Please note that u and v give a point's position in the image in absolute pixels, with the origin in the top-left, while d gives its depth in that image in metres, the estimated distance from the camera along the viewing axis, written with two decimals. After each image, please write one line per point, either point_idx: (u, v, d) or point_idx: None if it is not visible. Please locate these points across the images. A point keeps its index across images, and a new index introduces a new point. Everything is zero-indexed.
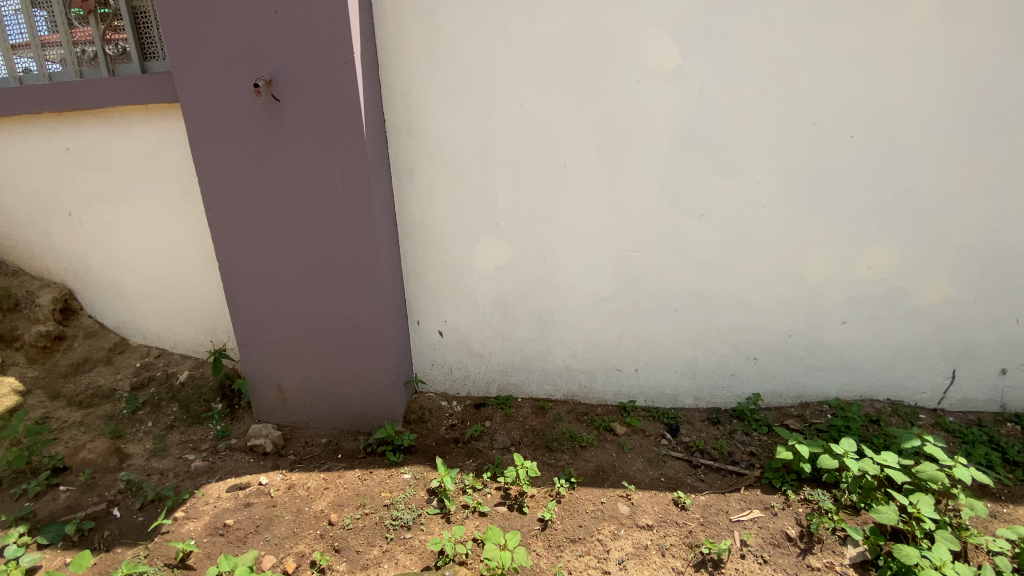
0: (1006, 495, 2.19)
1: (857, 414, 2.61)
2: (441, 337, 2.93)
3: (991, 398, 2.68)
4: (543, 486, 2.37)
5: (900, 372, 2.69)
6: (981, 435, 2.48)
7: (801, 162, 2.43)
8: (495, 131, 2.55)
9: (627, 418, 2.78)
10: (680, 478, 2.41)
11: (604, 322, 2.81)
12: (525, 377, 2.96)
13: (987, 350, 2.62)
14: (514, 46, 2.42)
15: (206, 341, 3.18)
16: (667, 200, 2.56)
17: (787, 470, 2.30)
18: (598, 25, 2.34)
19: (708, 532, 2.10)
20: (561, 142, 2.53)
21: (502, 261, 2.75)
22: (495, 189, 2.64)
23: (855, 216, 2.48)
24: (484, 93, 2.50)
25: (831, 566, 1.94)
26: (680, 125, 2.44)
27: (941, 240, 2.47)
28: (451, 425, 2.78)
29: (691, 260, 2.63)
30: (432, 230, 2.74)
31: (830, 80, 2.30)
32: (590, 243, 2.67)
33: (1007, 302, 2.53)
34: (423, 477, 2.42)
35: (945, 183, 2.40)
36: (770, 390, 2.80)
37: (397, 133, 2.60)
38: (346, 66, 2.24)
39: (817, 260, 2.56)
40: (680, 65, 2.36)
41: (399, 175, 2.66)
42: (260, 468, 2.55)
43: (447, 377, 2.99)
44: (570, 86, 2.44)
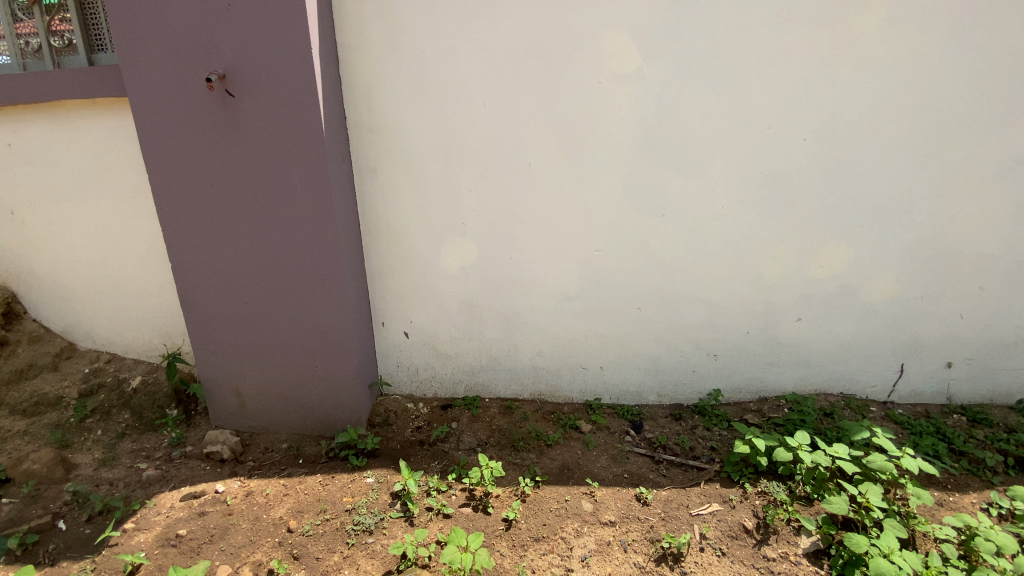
0: (952, 483, 2.28)
1: (812, 408, 2.69)
2: (406, 338, 2.90)
3: (937, 390, 2.80)
4: (508, 486, 2.36)
5: (852, 367, 2.79)
6: (928, 426, 2.59)
7: (757, 164, 2.49)
8: (459, 130, 2.54)
9: (593, 416, 2.80)
10: (643, 473, 2.44)
11: (570, 321, 2.82)
12: (492, 377, 2.95)
13: (934, 345, 2.73)
14: (477, 45, 2.41)
15: (159, 345, 3.06)
16: (630, 200, 2.59)
17: (745, 463, 2.36)
18: (560, 25, 2.35)
19: (669, 527, 2.14)
20: (524, 142, 2.53)
21: (468, 261, 2.74)
22: (460, 188, 2.63)
23: (809, 216, 2.56)
24: (447, 92, 2.48)
25: (786, 557, 1.99)
26: (640, 126, 2.48)
27: (890, 240, 2.57)
28: (416, 426, 2.75)
29: (653, 260, 2.67)
30: (396, 229, 2.71)
31: (785, 84, 2.36)
32: (554, 243, 2.68)
33: (951, 299, 2.64)
34: (386, 480, 2.39)
35: (892, 184, 2.49)
36: (730, 385, 2.87)
37: (359, 131, 2.56)
38: (304, 60, 2.19)
39: (774, 259, 2.63)
40: (641, 68, 2.39)
41: (361, 174, 2.62)
42: (216, 476, 2.47)
43: (413, 378, 2.96)
44: (534, 85, 2.44)
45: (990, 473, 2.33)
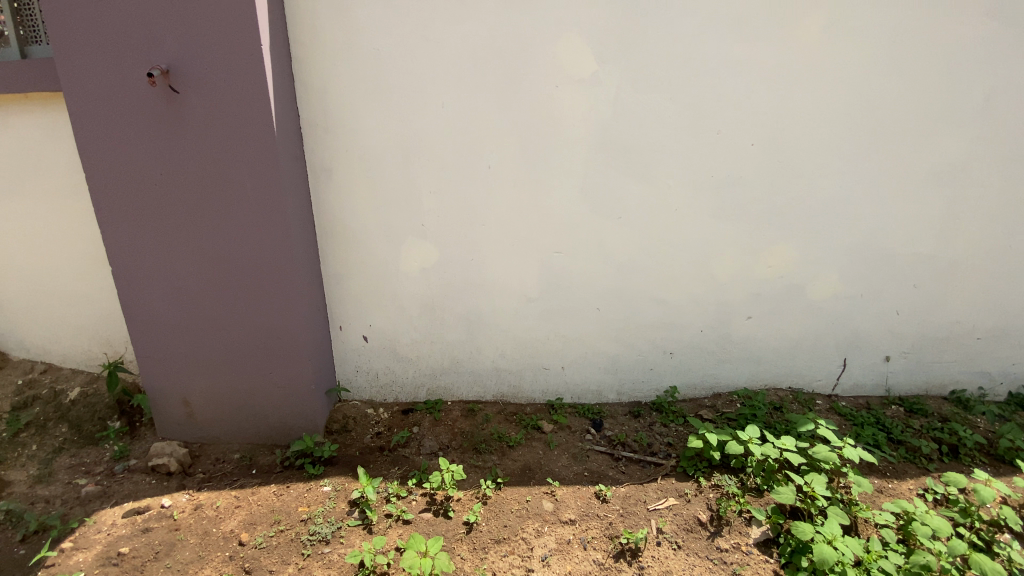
0: (891, 471, 2.41)
1: (762, 402, 2.79)
2: (365, 342, 2.84)
3: (877, 383, 2.95)
4: (469, 489, 2.35)
5: (799, 362, 2.91)
6: (869, 417, 2.72)
7: (708, 168, 2.57)
8: (417, 131, 2.52)
9: (554, 416, 2.83)
10: (602, 471, 2.48)
11: (530, 322, 2.84)
12: (454, 379, 2.93)
13: (874, 340, 2.87)
14: (435, 45, 2.39)
15: (100, 354, 2.91)
16: (587, 202, 2.63)
17: (700, 457, 2.43)
18: (517, 28, 2.36)
19: (627, 523, 2.18)
20: (482, 144, 2.53)
21: (428, 263, 2.72)
22: (418, 190, 2.60)
23: (757, 218, 2.66)
24: (405, 92, 2.46)
25: (738, 547, 2.06)
26: (597, 130, 2.52)
27: (832, 240, 2.69)
28: (376, 432, 2.71)
29: (611, 261, 2.72)
30: (353, 231, 2.66)
31: (735, 89, 2.45)
32: (514, 244, 2.69)
33: (889, 296, 2.79)
34: (344, 488, 2.34)
35: (835, 187, 2.61)
36: (686, 382, 2.95)
37: (314, 131, 2.50)
38: (253, 57, 2.12)
39: (725, 259, 2.72)
40: (596, 72, 2.43)
41: (316, 174, 2.56)
42: (163, 489, 2.37)
43: (373, 383, 2.92)
44: (492, 87, 2.45)
45: (925, 460, 2.47)
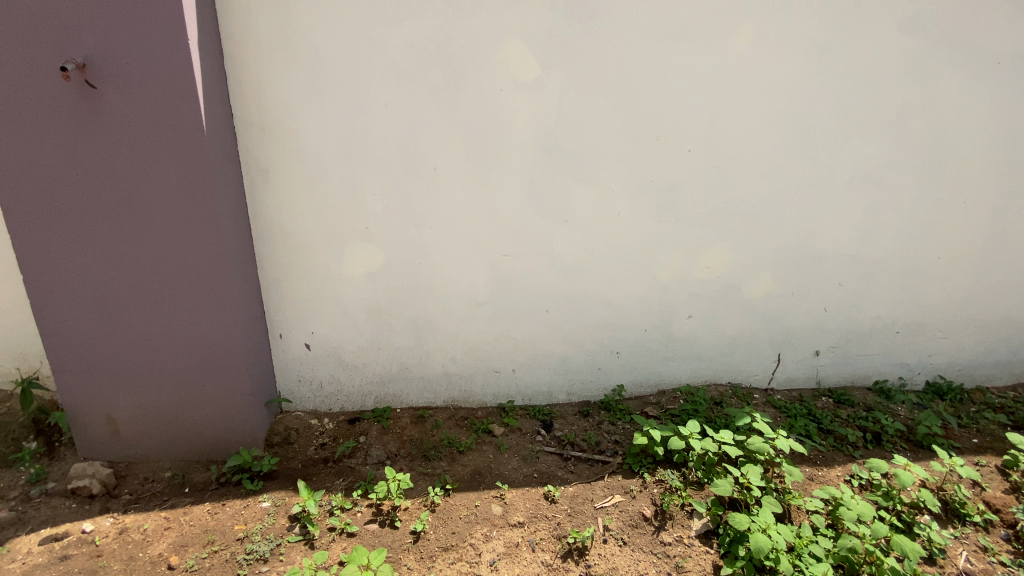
0: (821, 459, 2.54)
1: (704, 398, 2.90)
2: (308, 350, 2.76)
3: (809, 376, 3.11)
4: (417, 497, 2.31)
5: (737, 358, 3.04)
6: (802, 409, 2.87)
7: (649, 172, 2.65)
8: (359, 133, 2.46)
9: (505, 419, 2.83)
10: (551, 472, 2.50)
11: (479, 325, 2.83)
12: (403, 386, 2.88)
13: (805, 336, 3.03)
14: (377, 45, 2.35)
15: (12, 369, 2.69)
16: (533, 205, 2.64)
17: (645, 454, 2.49)
18: (460, 31, 2.36)
19: (574, 522, 2.20)
20: (427, 146, 2.51)
21: (373, 268, 2.66)
22: (361, 193, 2.55)
23: (695, 221, 2.75)
24: (346, 93, 2.40)
25: (680, 540, 2.13)
26: (542, 133, 2.54)
27: (764, 242, 2.82)
28: (321, 443, 2.63)
29: (558, 264, 2.75)
30: (293, 236, 2.57)
31: (672, 96, 2.53)
32: (461, 247, 2.68)
33: (818, 294, 2.95)
34: (284, 503, 2.25)
35: (767, 190, 2.74)
36: (632, 381, 3.02)
37: (249, 131, 2.41)
38: (180, 53, 2.01)
39: (667, 260, 2.80)
40: (540, 77, 2.45)
41: (252, 177, 2.47)
42: (84, 513, 2.21)
43: (317, 392, 2.83)
44: (435, 89, 2.43)
45: (852, 448, 2.62)
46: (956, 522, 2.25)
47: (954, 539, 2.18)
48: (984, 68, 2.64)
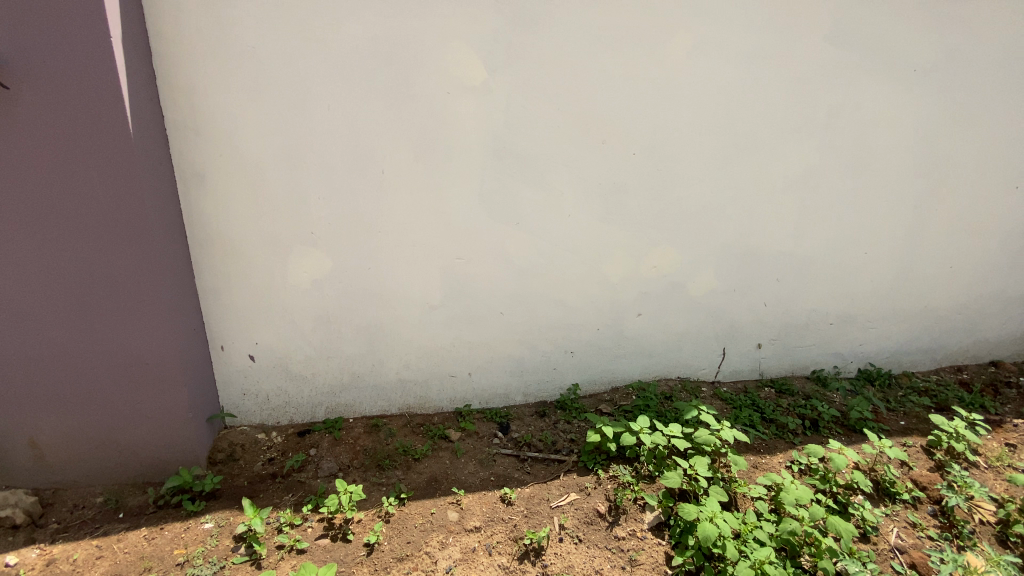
0: (764, 447, 2.66)
1: (655, 393, 2.97)
2: (252, 361, 2.65)
3: (752, 368, 3.25)
4: (371, 508, 2.27)
5: (686, 353, 3.14)
6: (746, 400, 2.99)
7: (596, 175, 2.70)
8: (302, 137, 2.40)
9: (462, 423, 2.81)
10: (508, 474, 2.51)
11: (433, 330, 2.80)
12: (355, 395, 2.81)
13: (747, 330, 3.16)
14: (318, 46, 2.29)
15: None
16: (484, 208, 2.64)
17: (599, 451, 2.54)
18: (404, 34, 2.33)
19: (530, 523, 2.22)
20: (374, 150, 2.46)
21: (320, 274, 2.59)
22: (306, 198, 2.47)
23: (642, 222, 2.83)
24: (287, 95, 2.33)
25: (634, 533, 2.18)
26: (490, 136, 2.54)
27: (707, 240, 2.93)
28: (269, 458, 2.54)
29: (511, 266, 2.76)
30: (233, 243, 2.47)
31: (616, 100, 2.59)
32: (412, 251, 2.64)
33: (759, 289, 3.09)
34: (228, 523, 2.16)
35: (708, 190, 2.84)
36: (586, 379, 3.06)
37: (181, 135, 2.30)
38: (101, 53, 1.90)
39: (616, 260, 2.86)
40: (487, 81, 2.46)
41: (187, 182, 2.36)
42: (6, 547, 2.06)
43: (264, 405, 2.72)
44: (379, 92, 2.39)
45: (792, 435, 2.76)
46: (887, 501, 2.41)
47: (885, 518, 2.33)
48: (901, 76, 2.83)
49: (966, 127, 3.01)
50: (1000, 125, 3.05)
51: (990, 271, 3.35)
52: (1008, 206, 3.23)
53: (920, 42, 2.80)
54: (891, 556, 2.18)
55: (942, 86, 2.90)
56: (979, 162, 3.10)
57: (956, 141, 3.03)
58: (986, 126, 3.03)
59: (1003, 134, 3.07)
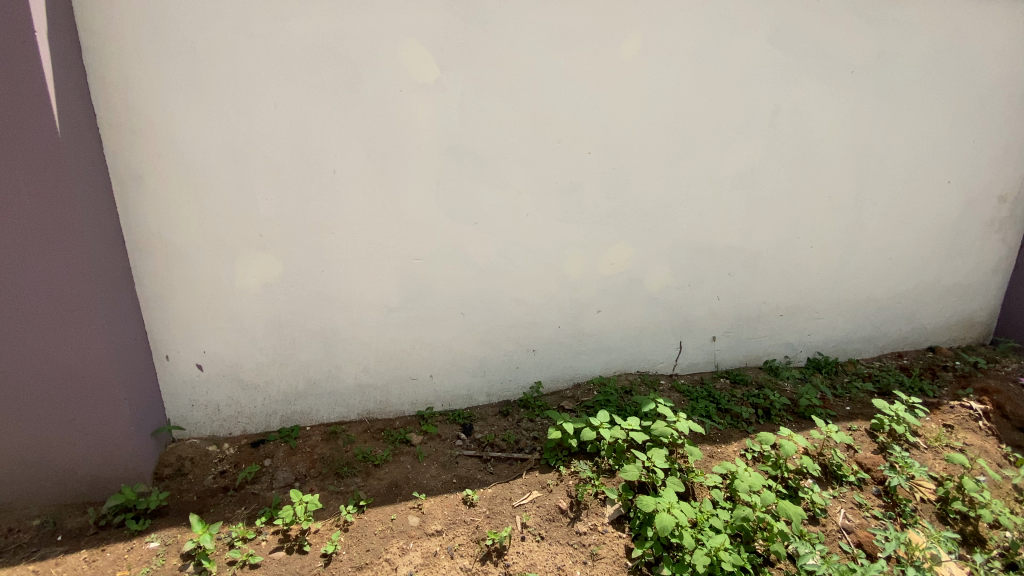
0: (720, 436, 2.74)
1: (615, 388, 3.01)
2: (200, 371, 2.55)
3: (709, 360, 3.34)
4: (328, 517, 2.22)
5: (645, 347, 3.19)
6: (703, 392, 3.07)
7: (552, 174, 2.71)
8: (248, 137, 2.32)
9: (424, 427, 2.77)
10: (471, 475, 2.49)
11: (391, 333, 2.75)
12: (312, 402, 2.73)
13: (702, 323, 3.24)
14: (262, 43, 2.23)
15: None
16: (441, 208, 2.62)
17: (560, 447, 2.55)
18: (353, 31, 2.29)
19: (492, 523, 2.21)
20: (325, 149, 2.40)
21: (271, 278, 2.50)
22: (253, 200, 2.39)
23: (598, 220, 2.86)
24: (230, 93, 2.25)
25: (595, 528, 2.20)
26: (444, 135, 2.52)
27: (662, 236, 2.99)
28: (221, 471, 2.45)
29: (469, 266, 2.74)
30: (176, 248, 2.37)
31: (570, 98, 2.61)
32: (368, 253, 2.59)
33: (712, 283, 3.17)
34: (176, 541, 2.08)
35: (662, 188, 2.90)
36: (548, 377, 3.08)
37: (116, 135, 2.19)
38: (22, 48, 1.79)
39: (574, 258, 2.89)
40: (439, 79, 2.44)
41: (124, 185, 2.24)
42: None
43: (214, 417, 2.62)
44: (328, 90, 2.34)
45: (746, 424, 2.85)
46: (834, 483, 2.51)
47: (834, 500, 2.43)
48: (840, 76, 2.96)
49: (900, 124, 3.17)
50: (930, 123, 3.23)
51: (926, 261, 3.54)
52: (941, 199, 3.42)
53: (857, 43, 2.93)
54: (839, 536, 2.28)
55: (878, 86, 3.05)
56: (913, 158, 3.28)
57: (892, 138, 3.19)
58: (918, 125, 3.21)
59: (933, 133, 3.25)
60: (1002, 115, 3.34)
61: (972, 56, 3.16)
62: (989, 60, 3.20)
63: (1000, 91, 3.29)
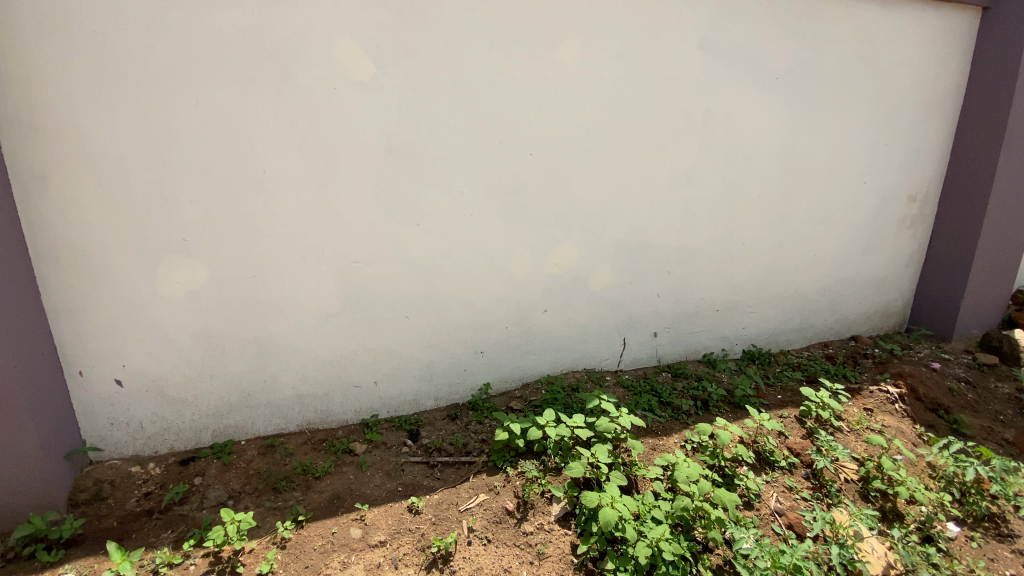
0: (662, 429, 2.82)
1: (562, 386, 3.04)
2: (120, 388, 2.38)
3: (651, 355, 3.43)
4: (264, 536, 2.13)
5: (590, 345, 3.24)
6: (646, 386, 3.15)
7: (495, 175, 2.71)
8: (168, 135, 2.18)
9: (368, 435, 2.69)
10: (417, 482, 2.45)
11: (332, 339, 2.65)
12: (247, 415, 2.60)
13: (645, 320, 3.33)
14: (183, 36, 2.11)
15: None
16: (382, 210, 2.56)
17: (508, 448, 2.55)
18: (283, 26, 2.21)
19: (438, 530, 2.19)
20: (254, 148, 2.30)
21: (197, 286, 2.37)
22: (175, 203, 2.25)
23: (542, 221, 2.88)
24: (147, 89, 2.12)
25: (541, 527, 2.22)
26: (383, 134, 2.47)
27: (604, 235, 3.04)
28: (145, 493, 2.30)
29: (413, 268, 2.69)
30: (87, 254, 2.20)
31: (510, 100, 2.62)
32: (305, 256, 2.49)
33: (653, 281, 3.26)
34: (92, 571, 1.94)
35: (603, 188, 2.95)
36: (496, 379, 3.06)
37: (15, 132, 2.01)
38: None
39: (519, 259, 2.90)
40: (375, 77, 2.39)
41: (25, 186, 2.06)
42: None
43: (137, 435, 2.45)
44: (257, 87, 2.24)
45: (686, 415, 2.95)
46: (767, 469, 2.64)
47: (767, 485, 2.56)
48: (766, 81, 3.12)
49: (821, 127, 3.37)
50: (848, 126, 3.45)
51: (847, 255, 3.79)
52: (859, 198, 3.67)
53: (781, 50, 3.09)
54: (771, 519, 2.40)
55: (799, 91, 3.23)
56: (834, 160, 3.49)
57: (815, 141, 3.39)
58: (837, 128, 3.43)
59: (850, 137, 3.48)
60: (910, 119, 3.62)
61: (883, 64, 3.41)
62: (897, 68, 3.45)
63: (908, 98, 3.56)
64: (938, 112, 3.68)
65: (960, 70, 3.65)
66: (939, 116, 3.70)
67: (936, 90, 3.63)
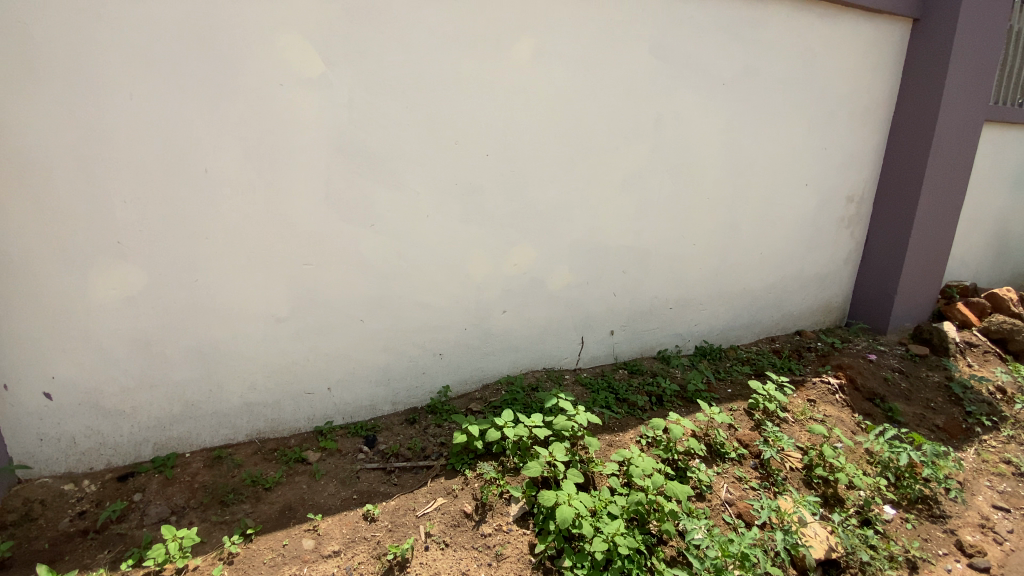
0: (619, 425, 2.87)
1: (521, 386, 3.05)
2: (50, 402, 2.23)
3: (609, 354, 3.49)
4: (211, 551, 2.05)
5: (549, 345, 3.27)
6: (604, 384, 3.20)
7: (450, 175, 2.69)
8: (101, 134, 2.07)
9: (322, 442, 2.62)
10: (372, 489, 2.40)
11: (283, 345, 2.57)
12: (192, 426, 2.49)
13: (601, 319, 3.39)
14: (114, 29, 2.00)
15: None
16: (334, 211, 2.50)
17: (466, 450, 2.54)
18: (225, 21, 2.13)
19: (394, 537, 2.16)
20: (196, 148, 2.20)
21: (135, 292, 2.25)
22: (109, 204, 2.13)
23: (498, 222, 2.88)
24: (74, 83, 2.00)
25: (499, 528, 2.22)
26: (333, 133, 2.41)
27: (560, 235, 3.07)
28: (79, 512, 2.17)
29: (368, 270, 2.65)
30: (10, 260, 2.05)
31: (464, 100, 2.61)
32: (253, 259, 2.41)
33: (609, 280, 3.32)
34: None
35: (559, 189, 2.99)
36: (455, 381, 3.04)
37: None
38: None
39: (476, 260, 2.89)
40: (325, 75, 2.33)
41: None
42: None
43: (70, 451, 2.30)
44: (198, 84, 2.15)
45: (641, 411, 3.02)
46: (719, 461, 2.73)
47: (718, 476, 2.65)
48: (713, 87, 3.24)
49: (765, 131, 3.52)
50: (790, 130, 3.62)
51: (791, 254, 3.97)
52: (801, 199, 3.85)
53: (726, 57, 3.21)
54: (722, 509, 2.49)
55: (744, 96, 3.37)
56: (777, 162, 3.66)
57: (759, 144, 3.54)
58: (780, 133, 3.59)
59: (793, 141, 3.65)
60: (846, 124, 3.83)
61: (821, 72, 3.59)
62: (834, 76, 3.64)
63: (844, 104, 3.76)
64: (871, 118, 3.91)
65: (890, 78, 3.89)
66: (872, 122, 3.93)
67: (869, 97, 3.85)
